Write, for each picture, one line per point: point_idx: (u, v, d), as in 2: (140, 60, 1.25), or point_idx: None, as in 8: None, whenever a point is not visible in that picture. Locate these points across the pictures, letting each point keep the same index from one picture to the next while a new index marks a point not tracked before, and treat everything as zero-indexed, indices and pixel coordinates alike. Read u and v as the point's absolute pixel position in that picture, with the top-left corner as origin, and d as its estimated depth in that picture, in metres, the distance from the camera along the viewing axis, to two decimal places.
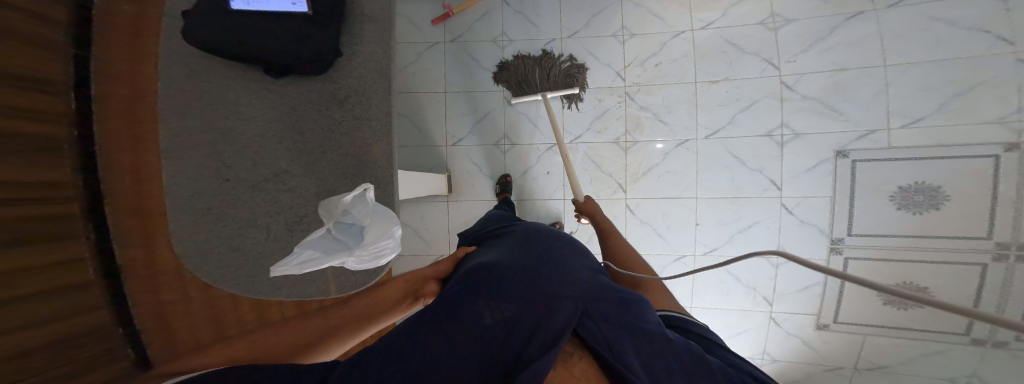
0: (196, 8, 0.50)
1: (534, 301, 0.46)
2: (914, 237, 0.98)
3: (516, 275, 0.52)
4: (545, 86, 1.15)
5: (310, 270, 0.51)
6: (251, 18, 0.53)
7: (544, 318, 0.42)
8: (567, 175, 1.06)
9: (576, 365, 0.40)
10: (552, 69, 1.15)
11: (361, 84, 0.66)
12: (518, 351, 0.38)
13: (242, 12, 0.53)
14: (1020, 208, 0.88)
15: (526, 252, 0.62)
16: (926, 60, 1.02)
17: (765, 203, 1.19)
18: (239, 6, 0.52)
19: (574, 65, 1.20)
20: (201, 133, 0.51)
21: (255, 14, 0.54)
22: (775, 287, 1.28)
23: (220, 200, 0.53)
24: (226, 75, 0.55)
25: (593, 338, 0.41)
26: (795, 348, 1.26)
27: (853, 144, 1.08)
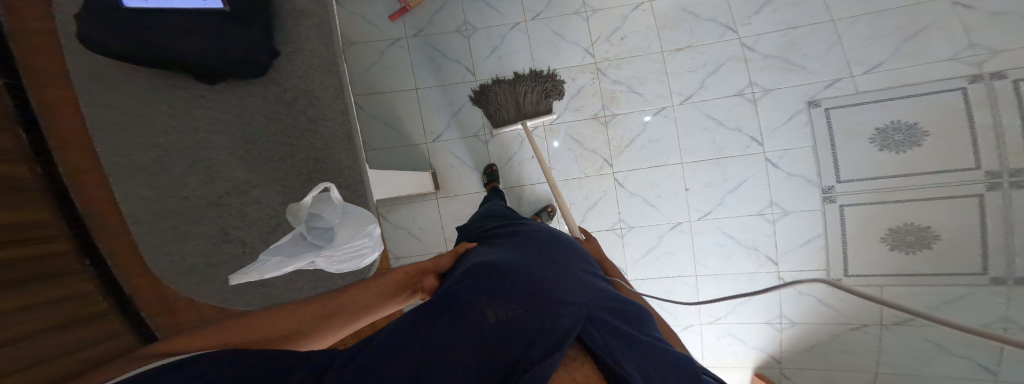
0: (90, 13, 0.48)
1: (539, 299, 0.44)
2: (897, 178, 0.97)
3: (521, 274, 0.51)
4: (523, 114, 1.18)
5: (271, 275, 0.52)
6: (156, 17, 0.51)
7: (547, 316, 0.40)
8: (539, 160, 1.06)
9: (577, 370, 0.35)
10: (527, 97, 1.16)
11: (306, 83, 0.66)
12: (519, 349, 0.35)
13: (138, 10, 0.50)
14: (1002, 132, 0.84)
15: (533, 253, 0.62)
16: (868, 12, 1.08)
17: (748, 161, 1.18)
18: (133, 3, 0.50)
19: (552, 84, 1.17)
20: (144, 152, 0.51)
21: (157, 13, 0.51)
22: (776, 245, 1.19)
23: (182, 219, 0.54)
24: (156, 84, 0.54)
25: (596, 343, 0.38)
26: (811, 308, 1.17)
27: (822, 93, 1.10)
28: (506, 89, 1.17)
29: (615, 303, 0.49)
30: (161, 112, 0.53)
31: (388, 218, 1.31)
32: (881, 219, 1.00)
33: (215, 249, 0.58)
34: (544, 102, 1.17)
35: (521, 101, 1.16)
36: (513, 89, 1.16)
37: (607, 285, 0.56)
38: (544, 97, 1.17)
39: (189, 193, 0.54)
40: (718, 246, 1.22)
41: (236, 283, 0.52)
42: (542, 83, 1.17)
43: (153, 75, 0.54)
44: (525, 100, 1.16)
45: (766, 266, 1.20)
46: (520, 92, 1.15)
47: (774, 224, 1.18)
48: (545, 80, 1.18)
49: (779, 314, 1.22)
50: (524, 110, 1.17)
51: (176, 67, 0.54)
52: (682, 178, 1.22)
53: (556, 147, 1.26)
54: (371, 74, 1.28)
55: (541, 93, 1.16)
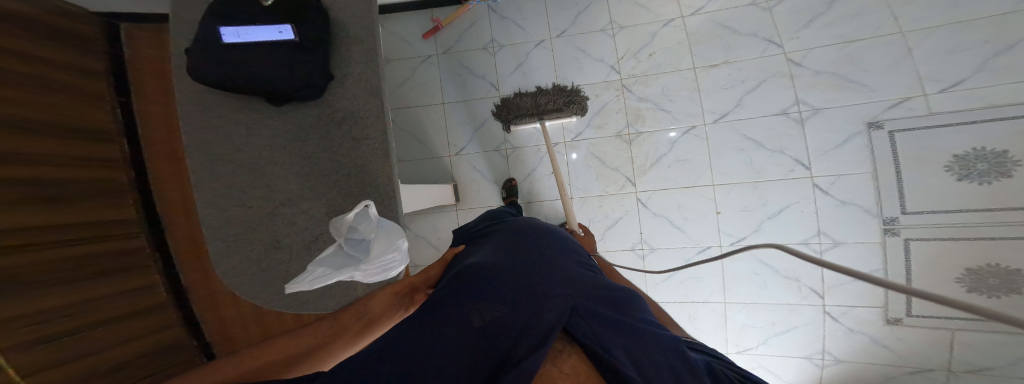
0: (195, 47, 0.57)
1: (528, 301, 0.45)
2: (986, 213, 0.83)
3: (511, 279, 0.52)
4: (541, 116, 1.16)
5: (320, 285, 0.58)
6: (242, 49, 0.60)
7: (535, 316, 0.42)
8: (556, 178, 1.07)
9: (565, 362, 0.36)
10: (546, 103, 1.15)
11: (354, 104, 0.71)
12: (512, 347, 0.36)
13: (233, 44, 0.59)
14: None
15: (525, 254, 0.63)
16: (945, 23, 0.96)
17: (792, 185, 1.09)
18: (229, 39, 0.59)
19: (574, 95, 1.16)
20: (222, 167, 0.63)
21: (244, 45, 0.60)
22: (822, 278, 1.09)
23: (245, 225, 0.64)
24: (233, 109, 0.65)
25: (581, 332, 0.39)
26: (862, 348, 1.05)
27: (886, 113, 1.00)
28: (529, 96, 1.17)
29: (603, 299, 0.50)
30: (239, 132, 0.65)
31: (411, 227, 1.37)
32: (953, 259, 0.86)
33: (266, 252, 0.66)
34: (566, 111, 1.16)
35: (541, 106, 1.14)
36: (535, 96, 1.16)
37: (593, 276, 0.60)
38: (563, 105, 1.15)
39: (251, 202, 0.65)
40: (751, 273, 1.16)
41: (292, 292, 0.59)
42: (565, 96, 1.15)
43: (234, 101, 0.65)
44: (544, 105, 1.14)
45: (809, 298, 1.11)
46: (542, 100, 1.14)
47: (822, 254, 1.08)
48: (568, 93, 1.16)
49: (821, 349, 1.11)
50: (542, 111, 1.15)
51: (256, 92, 0.63)
52: (712, 200, 1.15)
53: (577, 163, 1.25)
54: (402, 89, 1.35)
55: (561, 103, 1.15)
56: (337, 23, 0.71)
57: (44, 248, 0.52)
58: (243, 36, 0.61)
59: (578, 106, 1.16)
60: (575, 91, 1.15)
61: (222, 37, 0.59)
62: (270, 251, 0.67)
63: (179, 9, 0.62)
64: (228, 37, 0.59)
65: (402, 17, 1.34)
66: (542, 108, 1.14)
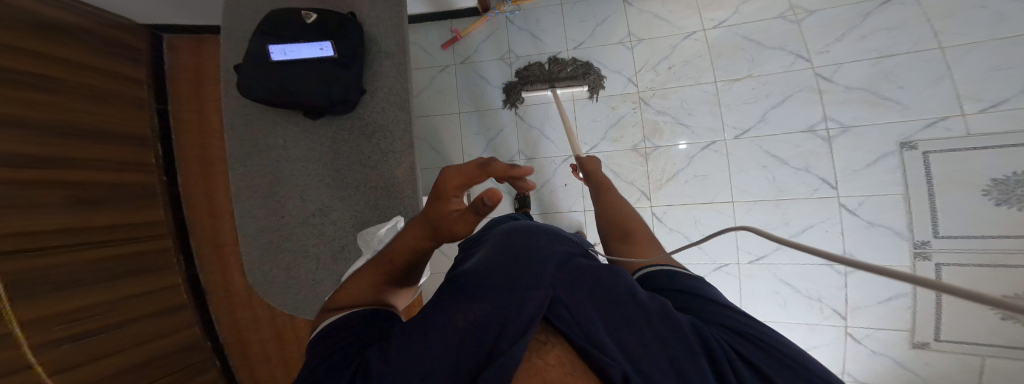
0: (247, 65, 0.62)
1: (504, 291, 0.37)
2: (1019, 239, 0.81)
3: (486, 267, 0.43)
4: (555, 83, 1.21)
5: None
6: (287, 65, 0.64)
7: (510, 308, 0.34)
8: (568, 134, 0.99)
9: (549, 353, 0.30)
10: (560, 70, 1.20)
11: (384, 117, 0.72)
12: (490, 343, 0.30)
13: (280, 61, 0.64)
14: None
15: (508, 236, 0.53)
16: (988, 39, 0.93)
17: (816, 204, 1.06)
18: (277, 56, 0.64)
19: (590, 68, 1.20)
20: (260, 178, 0.67)
21: (289, 62, 0.64)
22: (847, 299, 1.06)
23: (278, 233, 0.68)
24: (272, 122, 0.68)
25: (563, 320, 0.33)
26: (886, 371, 1.03)
27: (920, 133, 0.96)
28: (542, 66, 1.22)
29: (590, 269, 0.43)
30: (278, 144, 0.68)
31: None
32: (994, 284, 0.83)
33: (296, 261, 0.69)
34: (577, 77, 1.19)
35: (555, 72, 1.20)
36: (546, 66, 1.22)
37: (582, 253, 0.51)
38: (577, 74, 1.19)
39: (286, 213, 0.68)
40: (771, 293, 1.13)
41: None
42: (581, 67, 1.20)
43: (272, 115, 0.68)
44: (558, 72, 1.20)
45: (831, 319, 1.08)
46: (554, 69, 1.20)
47: (846, 276, 1.06)
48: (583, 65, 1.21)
49: (841, 370, 1.09)
50: (555, 76, 1.20)
51: (295, 106, 0.66)
52: (732, 217, 1.14)
53: None
54: (421, 98, 1.36)
55: (576, 72, 1.20)
56: (372, 38, 0.73)
57: (72, 266, 0.77)
58: (289, 54, 0.65)
59: (596, 76, 1.20)
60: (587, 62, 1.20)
61: (271, 55, 0.64)
62: (299, 260, 0.69)
63: (228, 31, 0.67)
64: (276, 55, 0.64)
65: (422, 26, 1.36)
66: (552, 75, 1.20)
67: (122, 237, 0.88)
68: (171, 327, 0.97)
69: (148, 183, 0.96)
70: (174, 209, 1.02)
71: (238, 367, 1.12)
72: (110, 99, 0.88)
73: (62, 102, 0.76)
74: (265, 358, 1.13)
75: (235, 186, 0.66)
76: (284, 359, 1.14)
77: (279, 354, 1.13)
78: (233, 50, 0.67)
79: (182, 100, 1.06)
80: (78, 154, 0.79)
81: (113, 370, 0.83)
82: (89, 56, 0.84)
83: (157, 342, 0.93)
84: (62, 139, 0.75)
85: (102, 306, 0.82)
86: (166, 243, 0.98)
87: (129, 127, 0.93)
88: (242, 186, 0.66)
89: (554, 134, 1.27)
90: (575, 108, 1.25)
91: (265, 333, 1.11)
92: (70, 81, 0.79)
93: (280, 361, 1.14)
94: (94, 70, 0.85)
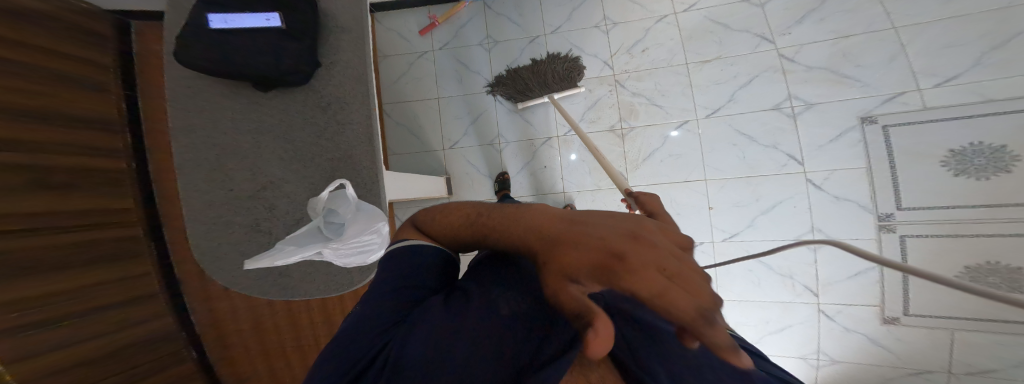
0: (186, 32, 0.61)
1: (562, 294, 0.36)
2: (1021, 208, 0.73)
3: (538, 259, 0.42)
4: (550, 89, 1.21)
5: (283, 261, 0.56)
6: (228, 33, 0.62)
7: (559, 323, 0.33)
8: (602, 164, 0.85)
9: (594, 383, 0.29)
10: (552, 76, 1.19)
11: (340, 90, 0.70)
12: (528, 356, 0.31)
13: (219, 29, 0.62)
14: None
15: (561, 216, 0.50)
16: (940, 18, 0.95)
17: (785, 180, 1.08)
18: (217, 24, 0.62)
19: (572, 61, 1.20)
20: (205, 150, 0.66)
21: (230, 30, 0.63)
22: (818, 276, 1.08)
23: (225, 208, 0.66)
24: (219, 94, 0.67)
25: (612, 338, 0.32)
26: (860, 349, 1.03)
27: (879, 108, 1.00)
28: (528, 70, 1.21)
29: None
30: (225, 116, 0.67)
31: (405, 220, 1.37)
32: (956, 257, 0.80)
33: (248, 236, 0.67)
34: (570, 78, 1.20)
35: (546, 77, 1.19)
36: (534, 69, 1.21)
37: None
38: (567, 76, 1.19)
39: (233, 186, 0.67)
40: (746, 271, 1.14)
41: (250, 266, 0.55)
42: (564, 61, 1.20)
43: (220, 86, 0.67)
44: (549, 76, 1.19)
45: (804, 296, 1.10)
46: (545, 71, 1.19)
47: (816, 251, 1.07)
48: (565, 61, 1.21)
49: (817, 349, 1.10)
50: (549, 86, 1.20)
51: (242, 75, 0.65)
52: (705, 196, 1.14)
53: (572, 159, 1.24)
54: (399, 85, 1.36)
55: (566, 72, 1.19)
56: (328, 13, 0.72)
57: (52, 246, 0.74)
58: (230, 22, 0.63)
59: (575, 66, 1.20)
60: (570, 58, 1.20)
61: (210, 22, 0.62)
62: (251, 234, 0.67)
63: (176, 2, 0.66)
64: (216, 22, 0.62)
65: (400, 14, 1.36)
66: (546, 79, 1.19)
67: (103, 221, 0.88)
68: (138, 317, 0.93)
69: (116, 168, 0.93)
70: (146, 196, 1.00)
71: (215, 359, 1.13)
72: (86, 85, 0.88)
73: (45, 89, 0.77)
74: (244, 349, 1.17)
75: (179, 159, 0.65)
76: (264, 347, 1.19)
77: (258, 342, 1.18)
78: (179, 20, 0.66)
79: (149, 86, 1.04)
80: (63, 140, 0.80)
81: (91, 356, 0.81)
82: (58, 39, 0.83)
83: (129, 331, 0.90)
84: (46, 123, 0.76)
85: (81, 290, 0.80)
86: (136, 229, 0.96)
87: (104, 113, 0.93)
88: (188, 158, 0.65)
89: (534, 117, 1.28)
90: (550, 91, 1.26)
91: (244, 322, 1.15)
92: (53, 68, 0.80)
93: (260, 353, 1.19)
94: (65, 56, 0.84)
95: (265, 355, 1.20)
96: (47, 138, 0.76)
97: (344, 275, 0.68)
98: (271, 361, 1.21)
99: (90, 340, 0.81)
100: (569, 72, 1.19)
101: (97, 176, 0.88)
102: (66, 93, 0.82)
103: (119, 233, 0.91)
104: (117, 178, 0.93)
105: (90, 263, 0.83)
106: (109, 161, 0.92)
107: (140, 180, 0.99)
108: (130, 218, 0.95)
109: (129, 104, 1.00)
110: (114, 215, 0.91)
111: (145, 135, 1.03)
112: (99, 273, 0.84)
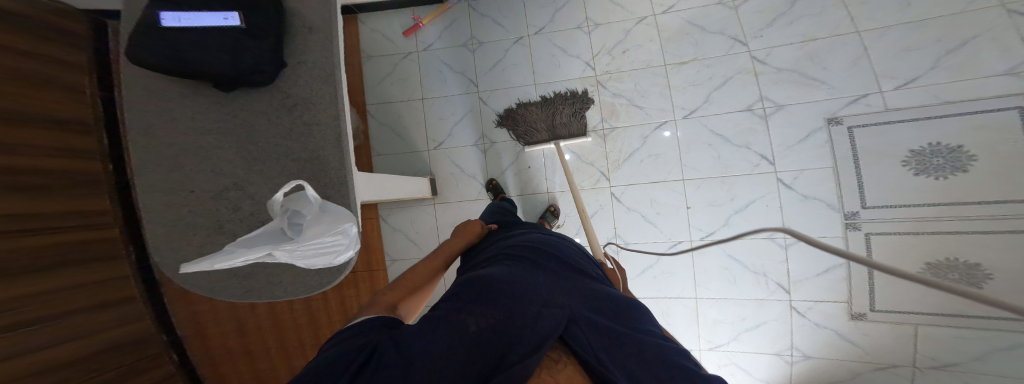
0: (138, 31, 0.60)
1: (521, 304, 0.40)
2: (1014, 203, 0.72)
3: (514, 281, 0.46)
4: (556, 135, 1.17)
5: (222, 264, 0.52)
6: (181, 32, 0.61)
7: (525, 325, 0.36)
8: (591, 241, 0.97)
9: (561, 372, 0.33)
10: (560, 119, 1.14)
11: (307, 91, 0.69)
12: (498, 354, 0.32)
13: (171, 27, 0.61)
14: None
15: (505, 246, 0.64)
16: (901, 22, 1.00)
17: (757, 180, 1.11)
18: (169, 23, 0.61)
19: (583, 103, 1.16)
20: (167, 151, 0.67)
21: (182, 29, 0.61)
22: (789, 272, 1.11)
23: (185, 208, 0.67)
24: (179, 95, 0.67)
25: (578, 343, 0.35)
26: (830, 343, 1.06)
27: (844, 109, 1.03)
28: (538, 107, 1.15)
29: (609, 298, 0.48)
30: (185, 116, 0.67)
31: (388, 221, 1.36)
32: (914, 253, 0.85)
33: (210, 238, 0.67)
34: (577, 124, 1.16)
35: (556, 121, 1.14)
36: (545, 107, 1.15)
37: (608, 288, 0.54)
38: (575, 121, 1.15)
39: (195, 187, 0.67)
40: (720, 268, 1.16)
41: (188, 271, 0.51)
42: (576, 103, 1.16)
43: (182, 87, 0.68)
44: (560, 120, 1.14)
45: (778, 293, 1.13)
46: (555, 112, 1.14)
47: (787, 248, 1.10)
48: (575, 101, 1.16)
49: (790, 345, 1.12)
50: (558, 131, 1.16)
51: (202, 75, 0.64)
52: (683, 195, 1.16)
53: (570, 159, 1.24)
54: (383, 85, 1.35)
55: (574, 115, 1.15)
56: (293, 12, 0.71)
57: (12, 251, 0.72)
58: (184, 21, 0.62)
59: (585, 107, 1.16)
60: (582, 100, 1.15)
61: (163, 20, 0.61)
62: (213, 236, 0.67)
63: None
64: (168, 21, 0.61)
65: (383, 14, 1.35)
66: (555, 122, 1.14)
67: (76, 223, 0.88)
68: (93, 326, 0.89)
69: (92, 171, 0.95)
70: (123, 198, 1.01)
71: (196, 358, 1.21)
72: (58, 86, 0.87)
73: (20, 90, 0.76)
74: (226, 351, 1.25)
75: (139, 159, 0.66)
76: (246, 350, 1.26)
77: (240, 345, 1.26)
78: (133, 17, 0.65)
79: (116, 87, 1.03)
80: (34, 141, 0.79)
81: (38, 368, 0.77)
82: (34, 40, 0.82)
83: (79, 341, 0.86)
84: (18, 124, 0.75)
85: (37, 297, 0.77)
86: (115, 231, 0.98)
87: (77, 114, 0.92)
88: (149, 159, 0.66)
89: None
90: (538, 92, 1.26)
91: (223, 326, 1.23)
92: (33, 70, 0.80)
93: (243, 354, 1.26)
94: (41, 56, 0.83)
95: (247, 358, 1.27)
96: (20, 139, 0.75)
97: (314, 276, 0.68)
98: (254, 365, 1.29)
99: (42, 350, 0.77)
100: (579, 115, 1.15)
101: (69, 178, 0.87)
102: (40, 95, 0.81)
103: (82, 237, 0.89)
104: (93, 180, 0.95)
105: (55, 267, 0.81)
106: (86, 164, 0.93)
107: (117, 183, 1.00)
108: (103, 221, 0.96)
109: (106, 106, 0.99)
110: (82, 218, 0.90)
111: (122, 137, 1.02)
112: (63, 278, 0.83)
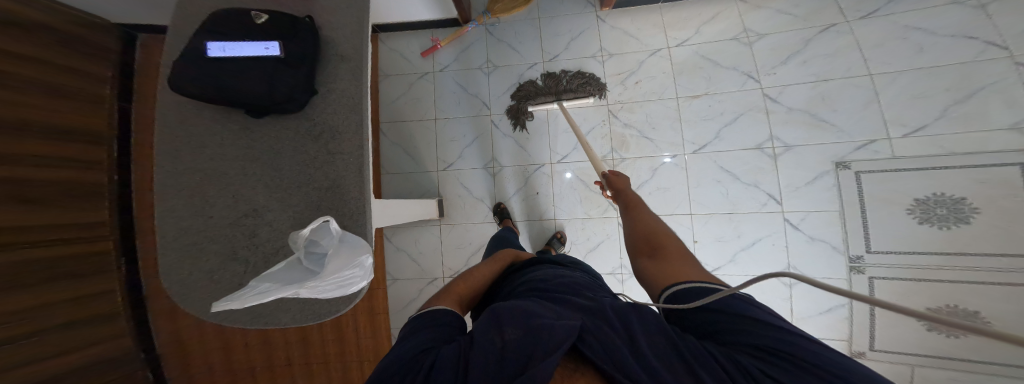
0: (180, 60, 0.61)
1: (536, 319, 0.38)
2: (1006, 257, 0.87)
3: (526, 303, 0.43)
4: (561, 97, 1.21)
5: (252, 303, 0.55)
6: (222, 61, 0.62)
7: (545, 332, 0.35)
8: (587, 152, 0.92)
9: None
10: (563, 84, 1.20)
11: (334, 118, 0.69)
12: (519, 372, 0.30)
13: (217, 58, 0.62)
14: (1009, 214, 0.88)
15: (519, 284, 0.63)
16: (912, 69, 1.03)
17: (765, 218, 1.12)
18: (215, 53, 0.62)
19: (590, 77, 1.22)
20: (189, 176, 0.67)
21: (226, 58, 0.62)
22: (792, 311, 1.11)
23: (202, 234, 0.67)
24: (208, 121, 0.68)
25: (600, 356, 0.33)
26: None
27: (853, 154, 1.04)
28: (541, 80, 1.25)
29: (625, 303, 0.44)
30: (213, 141, 0.68)
31: (393, 239, 1.36)
32: (919, 298, 0.95)
33: (224, 264, 0.67)
34: (580, 88, 1.20)
35: (559, 87, 1.21)
36: (547, 78, 1.24)
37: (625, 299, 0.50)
38: (578, 86, 1.20)
39: (214, 213, 0.67)
40: None
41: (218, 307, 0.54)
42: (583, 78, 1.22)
43: (212, 114, 0.69)
44: (562, 85, 1.20)
45: None
46: (558, 81, 1.21)
47: (791, 287, 1.10)
48: (582, 76, 1.22)
49: None
50: (562, 94, 1.21)
51: (235, 102, 0.65)
52: (690, 229, 1.17)
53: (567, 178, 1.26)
54: (397, 104, 1.35)
55: (579, 83, 1.21)
56: (327, 43, 0.72)
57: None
58: (228, 51, 0.63)
59: (596, 87, 1.21)
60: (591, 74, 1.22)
61: (208, 51, 0.62)
62: (227, 262, 0.67)
63: (172, 29, 0.67)
64: (214, 51, 0.62)
65: (402, 34, 1.36)
66: (557, 87, 1.20)
67: (67, 236, 0.87)
68: (67, 345, 0.88)
69: (95, 181, 0.94)
70: (121, 210, 1.01)
71: (175, 377, 1.20)
72: (76, 98, 0.88)
73: (34, 101, 0.77)
74: (207, 369, 1.22)
75: (161, 184, 0.66)
76: (229, 367, 1.24)
77: (223, 363, 1.23)
78: (172, 47, 0.66)
79: (152, 104, 1.08)
80: (42, 152, 0.79)
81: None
82: (60, 54, 0.83)
83: (49, 362, 0.84)
84: (23, 136, 0.75)
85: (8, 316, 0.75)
86: (107, 243, 0.98)
87: (91, 125, 0.93)
88: (171, 183, 0.66)
89: (540, 139, 1.28)
90: (551, 118, 1.27)
91: (210, 343, 1.21)
92: (52, 82, 0.81)
93: (226, 372, 1.24)
94: (62, 67, 0.84)
95: (229, 376, 1.24)
96: (26, 151, 0.75)
97: (323, 305, 0.68)
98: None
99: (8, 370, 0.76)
100: (586, 88, 1.20)
101: (70, 189, 0.87)
102: (54, 105, 0.81)
103: (71, 251, 0.88)
104: (95, 191, 0.94)
105: (36, 284, 0.80)
106: (91, 175, 0.93)
107: (117, 194, 1.00)
108: (99, 235, 0.96)
109: (120, 118, 1.01)
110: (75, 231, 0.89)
111: (134, 149, 1.04)
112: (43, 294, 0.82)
